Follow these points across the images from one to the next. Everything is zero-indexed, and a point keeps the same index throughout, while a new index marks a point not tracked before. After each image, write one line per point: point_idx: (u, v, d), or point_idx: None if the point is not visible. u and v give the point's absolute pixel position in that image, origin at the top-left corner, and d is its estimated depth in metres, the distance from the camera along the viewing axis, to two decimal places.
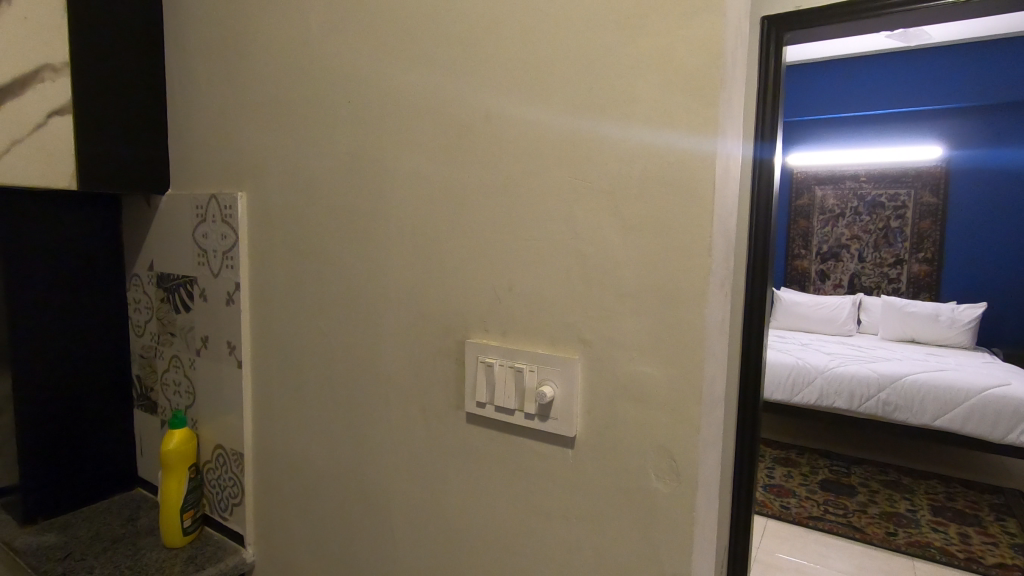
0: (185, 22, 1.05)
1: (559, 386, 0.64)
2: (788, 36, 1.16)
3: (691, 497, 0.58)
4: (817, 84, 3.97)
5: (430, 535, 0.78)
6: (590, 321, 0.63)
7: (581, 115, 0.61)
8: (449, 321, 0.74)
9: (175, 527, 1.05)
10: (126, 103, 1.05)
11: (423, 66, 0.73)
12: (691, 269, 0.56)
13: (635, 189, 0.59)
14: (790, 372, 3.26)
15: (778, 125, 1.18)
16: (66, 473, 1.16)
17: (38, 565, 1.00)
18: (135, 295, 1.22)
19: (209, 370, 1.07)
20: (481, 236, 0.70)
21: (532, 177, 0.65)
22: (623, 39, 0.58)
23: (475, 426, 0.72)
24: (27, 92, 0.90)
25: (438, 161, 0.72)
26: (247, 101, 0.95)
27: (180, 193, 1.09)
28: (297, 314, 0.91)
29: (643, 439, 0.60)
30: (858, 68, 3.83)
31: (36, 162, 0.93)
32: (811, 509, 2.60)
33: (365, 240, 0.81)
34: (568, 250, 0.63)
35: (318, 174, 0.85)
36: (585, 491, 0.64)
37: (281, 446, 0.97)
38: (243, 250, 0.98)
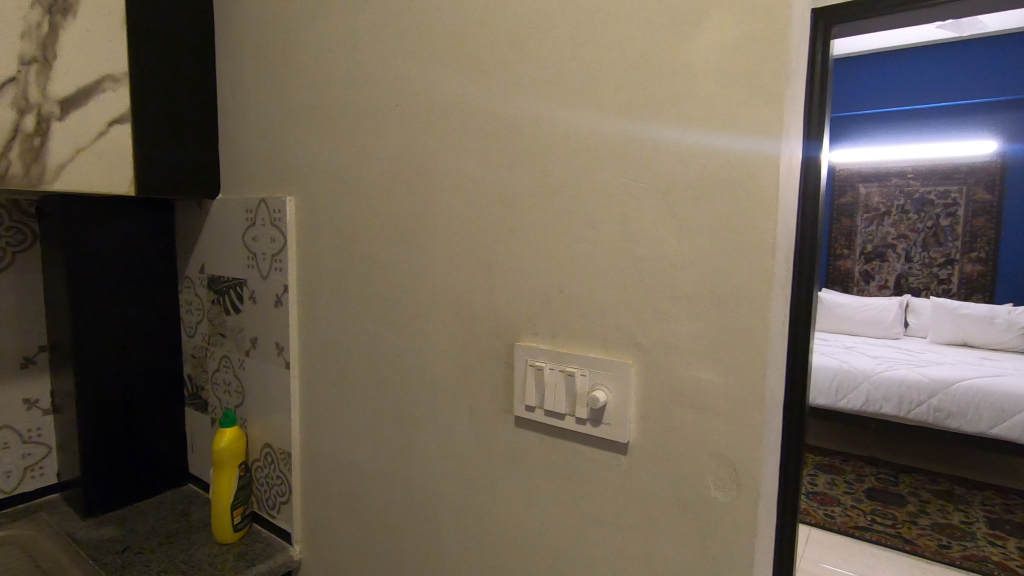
0: (235, 31, 1.08)
1: (613, 391, 0.63)
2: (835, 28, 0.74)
3: (751, 508, 0.56)
4: (862, 77, 3.84)
5: (477, 539, 0.78)
6: (645, 324, 0.61)
7: (635, 116, 0.60)
8: (498, 324, 0.73)
9: (226, 524, 1.08)
10: (180, 111, 1.08)
11: (471, 69, 0.73)
12: (754, 272, 0.54)
13: (693, 190, 0.57)
14: (834, 376, 3.15)
15: (827, 117, 0.72)
16: (123, 469, 1.20)
17: (98, 557, 1.04)
18: (187, 297, 1.26)
19: (258, 370, 1.10)
20: (532, 239, 0.69)
21: (583, 178, 0.64)
22: (681, 36, 0.57)
23: (524, 431, 0.72)
24: (91, 101, 0.94)
25: (486, 164, 0.72)
26: (296, 107, 0.96)
27: (231, 197, 1.12)
28: (344, 316, 0.93)
29: (700, 448, 0.59)
30: (910, 60, 3.67)
31: (99, 168, 0.96)
32: (858, 518, 2.50)
33: (412, 245, 0.81)
34: (621, 254, 0.62)
35: (365, 178, 0.86)
36: (638, 499, 0.63)
37: (328, 447, 0.98)
38: (291, 253, 1.00)
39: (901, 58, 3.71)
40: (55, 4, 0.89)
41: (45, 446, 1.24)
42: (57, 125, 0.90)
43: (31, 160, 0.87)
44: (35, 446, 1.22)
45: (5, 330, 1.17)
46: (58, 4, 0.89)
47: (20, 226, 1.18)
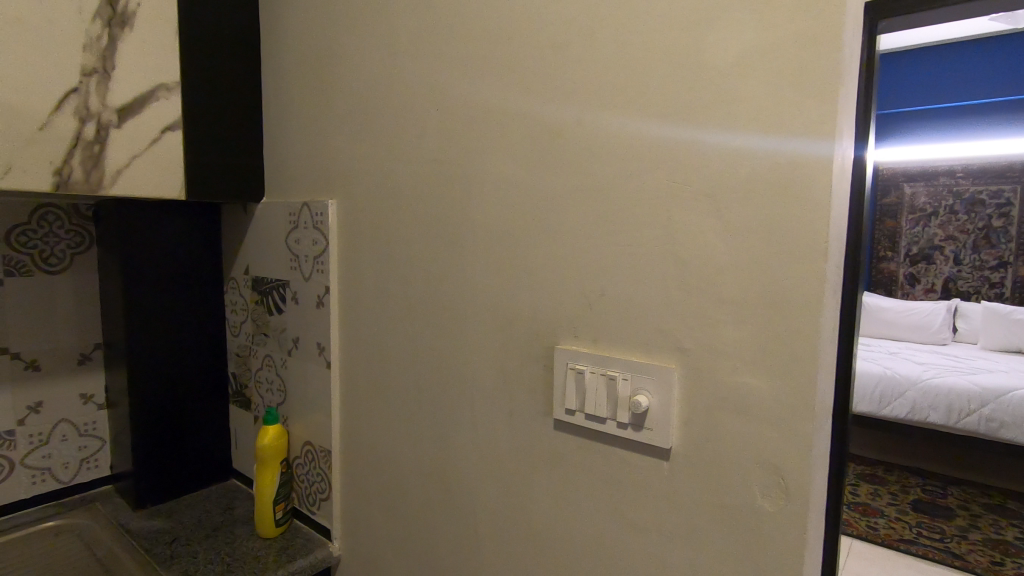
0: (280, 39, 1.11)
1: (656, 396, 0.62)
2: (882, 25, 0.70)
3: (801, 518, 0.54)
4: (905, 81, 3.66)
5: (515, 541, 0.78)
6: (690, 328, 0.60)
7: (678, 119, 0.59)
8: (538, 327, 0.73)
9: (269, 519, 1.11)
10: (227, 118, 1.12)
11: (511, 73, 0.73)
12: (806, 276, 0.53)
13: (741, 192, 0.56)
14: (877, 382, 3.04)
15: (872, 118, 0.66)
16: (171, 462, 1.25)
17: (149, 547, 1.08)
18: (232, 297, 1.30)
19: (300, 370, 1.12)
20: (573, 242, 0.69)
21: (625, 180, 0.64)
22: (729, 36, 0.56)
23: (563, 434, 0.72)
24: (145, 109, 0.98)
25: (526, 167, 0.72)
26: (339, 113, 0.99)
27: (275, 201, 1.15)
28: (384, 318, 0.94)
29: (745, 455, 0.57)
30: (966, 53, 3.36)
31: (152, 173, 1.00)
32: (903, 531, 2.41)
33: (453, 248, 0.82)
34: (665, 256, 0.61)
35: (406, 182, 0.88)
36: (681, 505, 0.62)
37: (368, 446, 1.00)
38: (333, 255, 1.02)
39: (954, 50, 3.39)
40: (115, 17, 0.93)
41: (100, 439, 1.30)
42: (115, 133, 0.94)
43: (92, 166, 0.92)
44: (90, 439, 1.28)
45: (64, 328, 1.23)
46: (117, 17, 0.93)
47: (78, 229, 1.24)
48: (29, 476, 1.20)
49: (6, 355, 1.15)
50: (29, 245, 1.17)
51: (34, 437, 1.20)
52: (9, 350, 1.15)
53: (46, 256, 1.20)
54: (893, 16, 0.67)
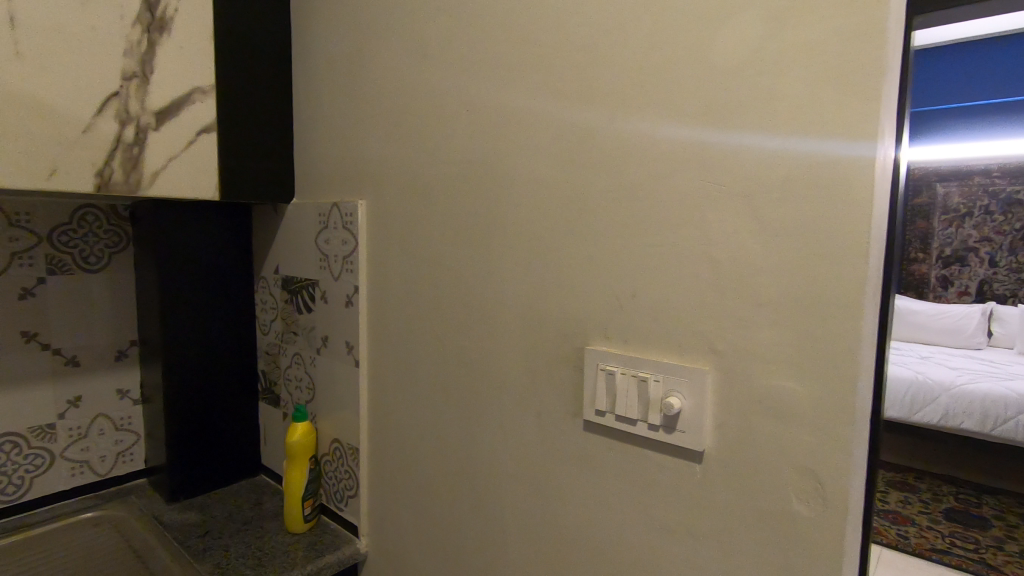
0: (311, 43, 1.13)
1: (688, 398, 0.62)
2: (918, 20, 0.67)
3: (839, 525, 0.53)
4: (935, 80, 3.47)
5: (543, 541, 0.78)
6: (724, 330, 0.60)
7: (712, 119, 0.59)
8: (567, 327, 0.73)
9: (297, 515, 1.12)
10: (259, 121, 1.14)
11: (541, 74, 0.73)
12: (847, 278, 0.52)
13: (778, 192, 0.55)
14: (907, 388, 2.96)
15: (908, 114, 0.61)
16: (203, 457, 1.28)
17: (182, 539, 1.10)
18: (262, 296, 1.32)
19: (329, 368, 1.14)
20: (604, 243, 0.69)
21: (658, 181, 0.63)
22: (766, 34, 0.55)
23: (593, 436, 0.71)
24: (181, 112, 1.01)
25: (557, 167, 0.72)
26: (368, 115, 1.00)
27: (305, 201, 1.17)
28: (412, 318, 0.95)
29: (780, 459, 0.56)
30: (979, 50, 3.24)
31: (188, 174, 1.02)
32: (935, 540, 2.34)
33: (482, 249, 0.82)
34: (699, 257, 0.61)
35: (435, 182, 0.88)
36: (714, 509, 0.61)
37: (396, 444, 1.01)
38: (362, 255, 1.03)
39: (966, 48, 3.28)
40: (153, 22, 0.95)
41: (135, 433, 1.33)
42: (153, 136, 0.97)
43: (131, 168, 0.94)
44: (126, 433, 1.32)
45: (102, 325, 1.27)
46: (155, 23, 0.96)
47: (115, 229, 1.28)
48: (68, 468, 1.24)
49: (47, 350, 1.19)
50: (69, 244, 1.21)
51: (73, 430, 1.23)
52: (50, 346, 1.19)
53: (85, 254, 1.23)
54: (932, 13, 0.65)
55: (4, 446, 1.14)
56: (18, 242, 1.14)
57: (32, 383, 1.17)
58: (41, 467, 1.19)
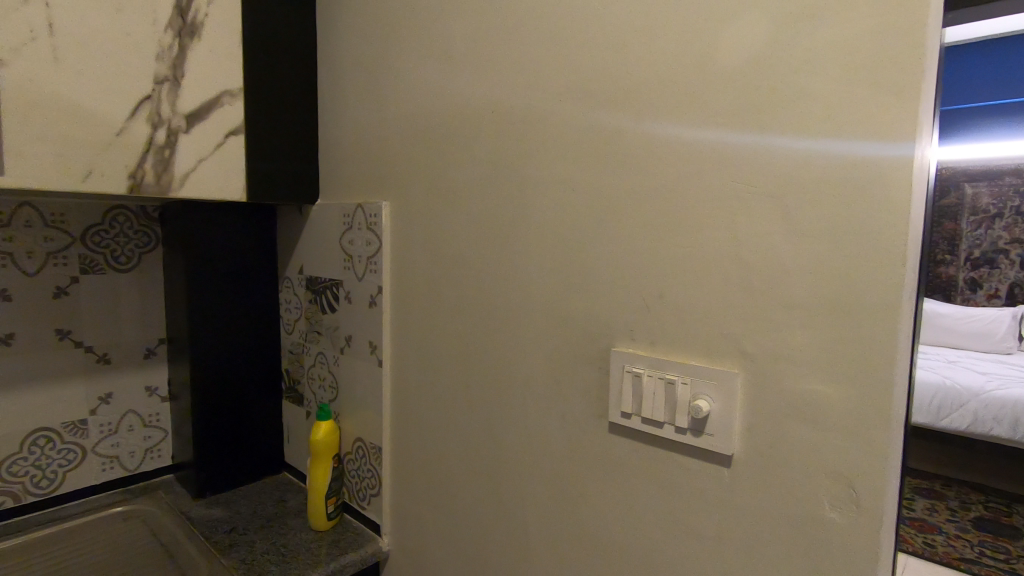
0: (337, 46, 1.14)
1: (717, 401, 0.61)
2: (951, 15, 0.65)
3: (873, 533, 0.52)
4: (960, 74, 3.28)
5: (567, 543, 0.78)
6: (755, 332, 0.59)
7: (743, 120, 0.58)
8: (592, 329, 0.73)
9: (321, 513, 1.13)
10: (285, 123, 1.16)
11: (568, 75, 0.73)
12: (883, 282, 0.50)
13: (811, 193, 0.54)
14: (935, 393, 2.89)
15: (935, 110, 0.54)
16: (228, 454, 1.30)
17: (209, 535, 1.12)
18: (286, 296, 1.34)
19: (353, 368, 1.15)
20: (631, 244, 0.68)
21: (686, 182, 0.63)
22: (800, 32, 0.54)
23: (618, 438, 0.71)
24: (211, 115, 1.02)
25: (584, 168, 0.72)
26: (393, 117, 1.01)
27: (330, 202, 1.18)
28: (435, 318, 0.96)
29: (812, 465, 0.55)
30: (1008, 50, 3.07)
31: (216, 176, 1.04)
32: (963, 549, 2.28)
33: (507, 251, 0.83)
34: (727, 259, 0.60)
35: (459, 183, 0.89)
36: (743, 514, 0.60)
37: (419, 444, 1.01)
38: (386, 255, 1.04)
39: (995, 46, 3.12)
40: (185, 27, 0.97)
41: (162, 430, 1.36)
42: (183, 139, 0.99)
43: (162, 170, 0.96)
44: (154, 430, 1.35)
45: (132, 324, 1.30)
46: (187, 28, 0.98)
47: (145, 229, 1.30)
48: (99, 463, 1.27)
49: (80, 348, 1.22)
50: (101, 245, 1.24)
51: (104, 426, 1.26)
52: (83, 344, 1.22)
53: (116, 254, 1.26)
54: (971, 9, 0.63)
55: (38, 440, 1.17)
56: (52, 242, 1.17)
57: (66, 380, 1.20)
58: (74, 462, 1.23)
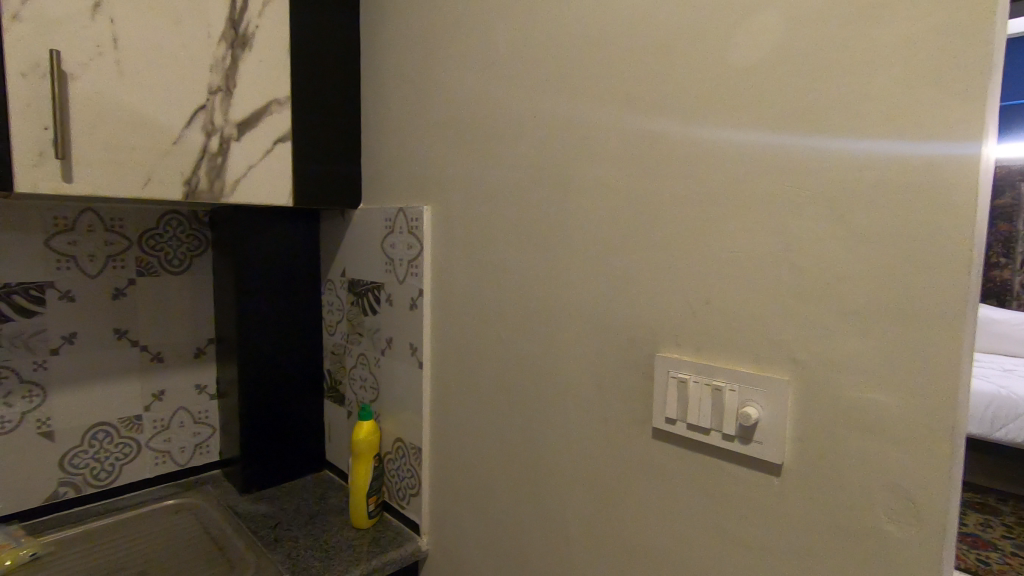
0: (380, 53, 1.17)
1: (766, 408, 0.60)
2: None
3: (933, 548, 0.50)
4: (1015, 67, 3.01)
5: (608, 548, 0.78)
6: (807, 339, 0.57)
7: (795, 122, 0.57)
8: (636, 334, 0.73)
9: (362, 511, 1.16)
10: (330, 129, 1.19)
11: (613, 78, 0.73)
12: (946, 287, 0.49)
13: (868, 196, 0.53)
14: (989, 403, 2.75)
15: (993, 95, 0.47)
16: (273, 451, 1.34)
17: (255, 529, 1.16)
18: (328, 298, 1.37)
19: (393, 369, 1.17)
20: (677, 248, 0.68)
21: (734, 185, 0.62)
22: (858, 31, 0.53)
23: (662, 444, 0.70)
24: (260, 123, 1.06)
25: (628, 172, 0.72)
26: (436, 122, 1.02)
27: (372, 206, 1.21)
28: (476, 320, 0.96)
29: (868, 476, 0.54)
30: None
31: (265, 182, 1.08)
32: (1020, 567, 2.16)
33: (549, 254, 0.83)
34: (779, 263, 0.59)
35: (501, 187, 0.90)
36: (792, 524, 0.59)
37: (459, 445, 1.02)
38: (427, 258, 1.06)
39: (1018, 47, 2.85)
40: (237, 39, 1.01)
41: (211, 427, 1.41)
42: (234, 146, 1.02)
43: (215, 176, 1.00)
44: (203, 426, 1.40)
45: (184, 324, 1.35)
46: (239, 39, 1.02)
47: (196, 233, 1.35)
48: (152, 457, 1.32)
49: (136, 347, 1.28)
50: (156, 248, 1.29)
51: (157, 422, 1.32)
52: (138, 342, 1.28)
53: (169, 257, 1.31)
54: None
55: (98, 434, 1.23)
56: (112, 246, 1.23)
57: (123, 377, 1.26)
58: (129, 455, 1.28)
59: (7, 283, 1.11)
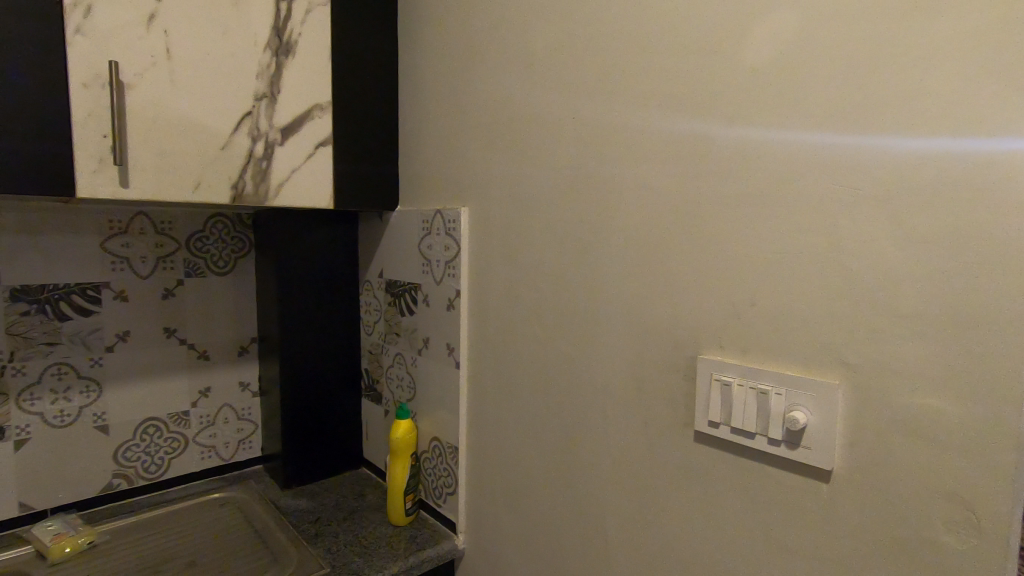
0: (418, 57, 1.19)
1: (815, 413, 0.59)
2: None
3: (995, 560, 0.48)
4: None
5: (648, 552, 0.77)
6: (859, 342, 0.56)
7: (845, 119, 0.56)
8: (678, 335, 0.72)
9: (399, 509, 1.17)
10: (369, 133, 1.21)
11: (654, 79, 0.73)
12: (1009, 289, 0.47)
13: (924, 196, 0.51)
14: None
15: None
16: (312, 448, 1.37)
17: (297, 524, 1.19)
18: (366, 299, 1.39)
19: (430, 369, 1.18)
20: (720, 250, 0.67)
21: (781, 184, 0.61)
22: (913, 25, 0.51)
23: (704, 448, 0.70)
24: (303, 128, 1.09)
25: (669, 173, 0.72)
26: (474, 124, 1.03)
27: (409, 208, 1.22)
28: (514, 321, 0.97)
29: (924, 485, 0.52)
30: None
31: (307, 185, 1.11)
32: None
33: (588, 256, 0.83)
34: (828, 265, 0.58)
35: (540, 189, 0.90)
36: (841, 532, 0.58)
37: (496, 444, 1.03)
38: (465, 259, 1.07)
39: None
40: (281, 46, 1.04)
41: (253, 423, 1.45)
42: (279, 150, 1.05)
43: (260, 180, 1.03)
44: (246, 423, 1.44)
45: (229, 324, 1.39)
46: (283, 47, 1.05)
47: (241, 235, 1.39)
48: (199, 452, 1.37)
49: (184, 345, 1.33)
50: (203, 250, 1.34)
51: (203, 418, 1.37)
52: (186, 341, 1.33)
53: (215, 259, 1.36)
54: None
55: (149, 428, 1.28)
56: (162, 248, 1.28)
57: (172, 374, 1.31)
58: (177, 449, 1.33)
59: (67, 284, 1.17)
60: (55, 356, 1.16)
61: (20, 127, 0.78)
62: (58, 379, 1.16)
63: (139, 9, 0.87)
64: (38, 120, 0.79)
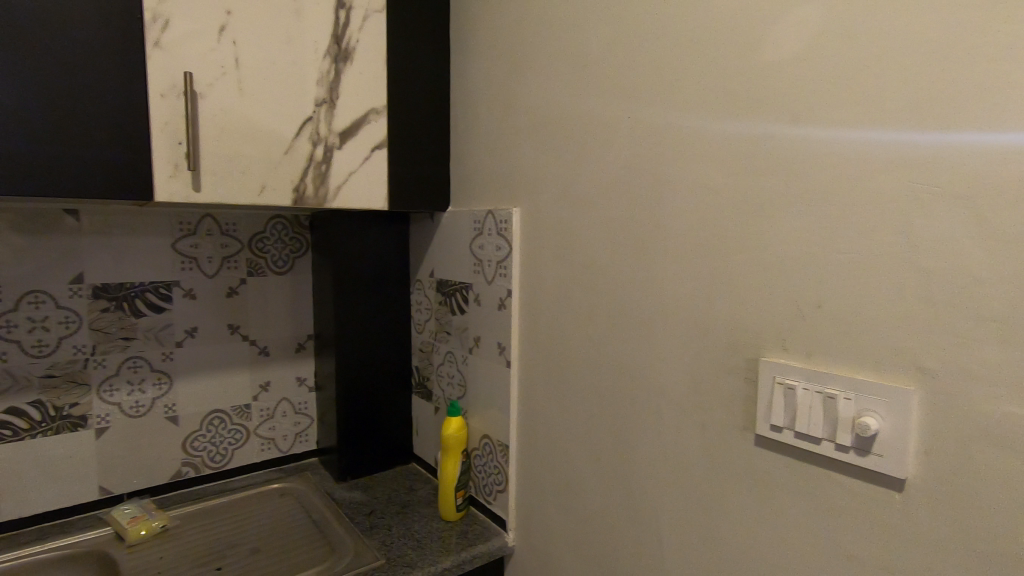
0: (470, 59, 1.20)
1: (888, 419, 0.57)
2: None
3: None
4: None
5: (704, 555, 0.76)
6: (936, 346, 0.54)
7: (920, 114, 0.54)
8: (738, 337, 0.71)
9: (450, 504, 1.20)
10: (422, 135, 1.23)
11: (714, 76, 0.72)
12: None
13: (1010, 193, 0.49)
14: None
15: None
16: (365, 443, 1.41)
17: (352, 515, 1.23)
18: (417, 297, 1.42)
19: (481, 367, 1.20)
20: (784, 249, 0.65)
21: (850, 182, 0.59)
22: (999, 14, 0.49)
23: (765, 452, 0.68)
24: (360, 132, 1.12)
25: (730, 172, 0.71)
26: (526, 125, 1.04)
27: (461, 209, 1.24)
28: (566, 320, 0.97)
29: (1008, 497, 0.49)
30: None
31: (364, 187, 1.14)
32: None
33: (643, 256, 0.82)
34: (901, 266, 0.56)
35: (593, 189, 0.90)
36: (915, 543, 0.55)
37: (547, 443, 1.03)
38: (516, 258, 1.08)
39: None
40: (340, 53, 1.08)
41: (310, 417, 1.50)
42: (337, 154, 1.09)
43: (319, 183, 1.07)
44: (303, 416, 1.49)
45: (287, 321, 1.45)
46: (341, 53, 1.08)
47: (299, 236, 1.45)
48: (259, 443, 1.43)
49: (246, 341, 1.39)
50: (264, 250, 1.40)
51: (264, 410, 1.43)
52: (248, 337, 1.39)
53: (275, 259, 1.41)
54: None
55: (214, 419, 1.35)
56: (227, 248, 1.34)
57: (235, 369, 1.37)
58: (240, 441, 1.40)
59: (142, 282, 1.24)
60: (131, 350, 1.23)
61: (106, 135, 0.83)
62: (134, 372, 1.24)
63: (211, 22, 0.92)
64: (122, 128, 0.85)
